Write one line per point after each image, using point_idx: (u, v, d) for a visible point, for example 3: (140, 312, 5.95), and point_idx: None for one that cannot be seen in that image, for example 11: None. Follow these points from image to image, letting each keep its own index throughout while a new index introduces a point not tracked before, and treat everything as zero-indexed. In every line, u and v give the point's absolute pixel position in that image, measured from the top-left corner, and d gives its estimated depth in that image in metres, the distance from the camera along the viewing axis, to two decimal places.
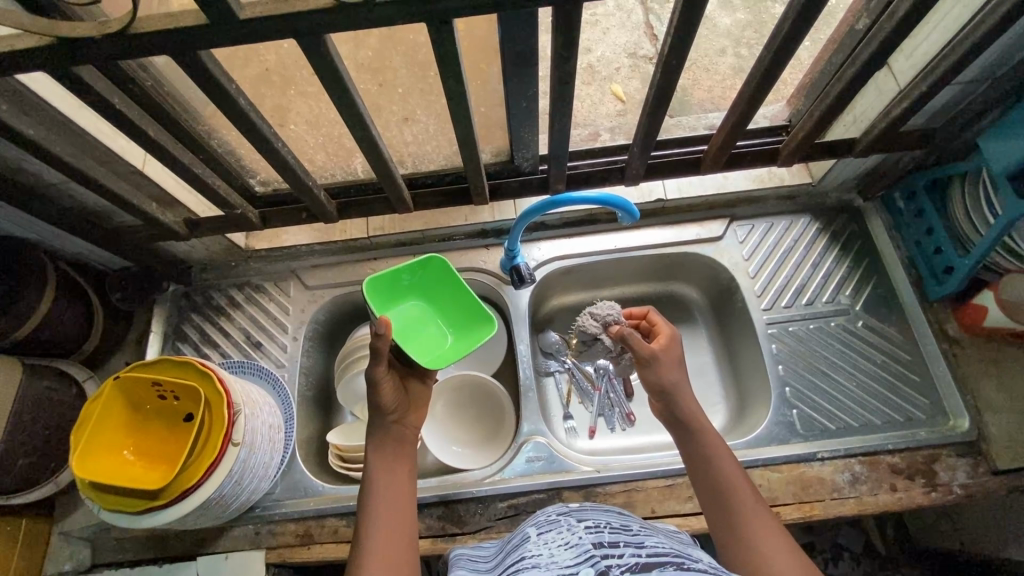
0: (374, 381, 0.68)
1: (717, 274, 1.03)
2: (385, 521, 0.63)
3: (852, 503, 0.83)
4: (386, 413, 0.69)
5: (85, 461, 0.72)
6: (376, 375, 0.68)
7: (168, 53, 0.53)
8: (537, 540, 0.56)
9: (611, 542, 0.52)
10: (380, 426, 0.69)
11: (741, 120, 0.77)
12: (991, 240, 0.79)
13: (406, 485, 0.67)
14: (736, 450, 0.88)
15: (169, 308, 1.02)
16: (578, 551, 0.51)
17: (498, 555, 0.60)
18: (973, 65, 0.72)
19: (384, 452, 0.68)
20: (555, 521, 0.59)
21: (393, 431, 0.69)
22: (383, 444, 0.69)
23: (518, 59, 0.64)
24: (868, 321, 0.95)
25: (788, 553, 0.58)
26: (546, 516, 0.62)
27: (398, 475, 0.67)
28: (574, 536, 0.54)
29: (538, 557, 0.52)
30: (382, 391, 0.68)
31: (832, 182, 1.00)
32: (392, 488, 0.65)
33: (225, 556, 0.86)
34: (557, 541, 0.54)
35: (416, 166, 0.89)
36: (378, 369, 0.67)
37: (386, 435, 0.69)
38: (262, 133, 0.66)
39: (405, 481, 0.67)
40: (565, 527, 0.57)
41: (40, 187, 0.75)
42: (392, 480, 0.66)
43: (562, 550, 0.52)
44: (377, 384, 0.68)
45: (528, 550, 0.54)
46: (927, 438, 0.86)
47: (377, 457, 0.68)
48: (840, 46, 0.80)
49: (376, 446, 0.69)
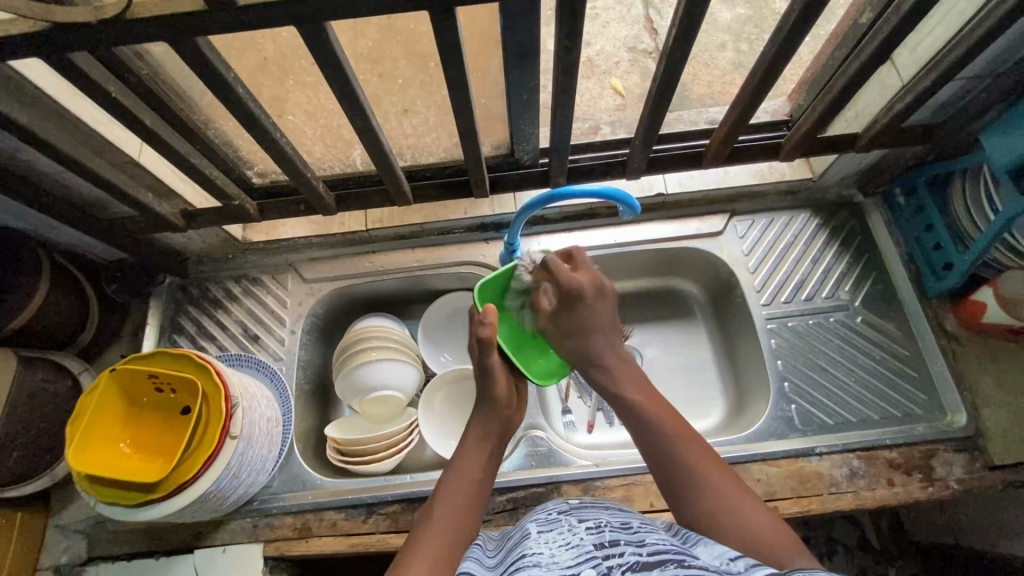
0: (489, 370, 0.72)
1: (716, 268, 1.03)
2: (459, 505, 0.61)
3: (849, 497, 0.84)
4: (499, 406, 0.72)
5: (81, 453, 0.71)
6: (490, 366, 0.72)
7: (165, 40, 0.52)
8: (538, 538, 0.55)
9: (611, 542, 0.52)
10: (496, 420, 0.71)
11: (744, 113, 0.77)
12: (991, 236, 0.79)
13: (487, 481, 0.66)
14: (734, 444, 0.88)
15: (165, 300, 1.02)
16: (579, 553, 0.51)
17: (500, 550, 0.60)
18: (976, 61, 0.71)
19: (484, 446, 0.69)
20: (555, 520, 0.59)
21: (500, 422, 0.71)
22: (484, 436, 0.70)
23: (521, 49, 0.63)
24: (867, 316, 0.95)
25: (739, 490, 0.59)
26: (546, 514, 0.61)
27: (485, 469, 0.66)
28: (575, 536, 0.54)
29: (539, 556, 0.51)
30: (496, 380, 0.72)
31: (832, 178, 1.00)
32: (475, 479, 0.65)
33: (223, 549, 0.86)
34: (558, 541, 0.54)
35: (416, 158, 0.92)
36: (493, 358, 0.72)
37: (489, 430, 0.71)
38: (261, 123, 0.65)
39: (489, 477, 0.67)
40: (566, 527, 0.57)
41: (34, 176, 0.74)
42: (481, 474, 0.66)
43: (563, 550, 0.52)
44: (491, 374, 0.72)
45: (528, 548, 0.54)
46: (924, 433, 0.86)
47: (473, 447, 0.69)
48: (843, 40, 0.79)
49: (479, 430, 0.70)
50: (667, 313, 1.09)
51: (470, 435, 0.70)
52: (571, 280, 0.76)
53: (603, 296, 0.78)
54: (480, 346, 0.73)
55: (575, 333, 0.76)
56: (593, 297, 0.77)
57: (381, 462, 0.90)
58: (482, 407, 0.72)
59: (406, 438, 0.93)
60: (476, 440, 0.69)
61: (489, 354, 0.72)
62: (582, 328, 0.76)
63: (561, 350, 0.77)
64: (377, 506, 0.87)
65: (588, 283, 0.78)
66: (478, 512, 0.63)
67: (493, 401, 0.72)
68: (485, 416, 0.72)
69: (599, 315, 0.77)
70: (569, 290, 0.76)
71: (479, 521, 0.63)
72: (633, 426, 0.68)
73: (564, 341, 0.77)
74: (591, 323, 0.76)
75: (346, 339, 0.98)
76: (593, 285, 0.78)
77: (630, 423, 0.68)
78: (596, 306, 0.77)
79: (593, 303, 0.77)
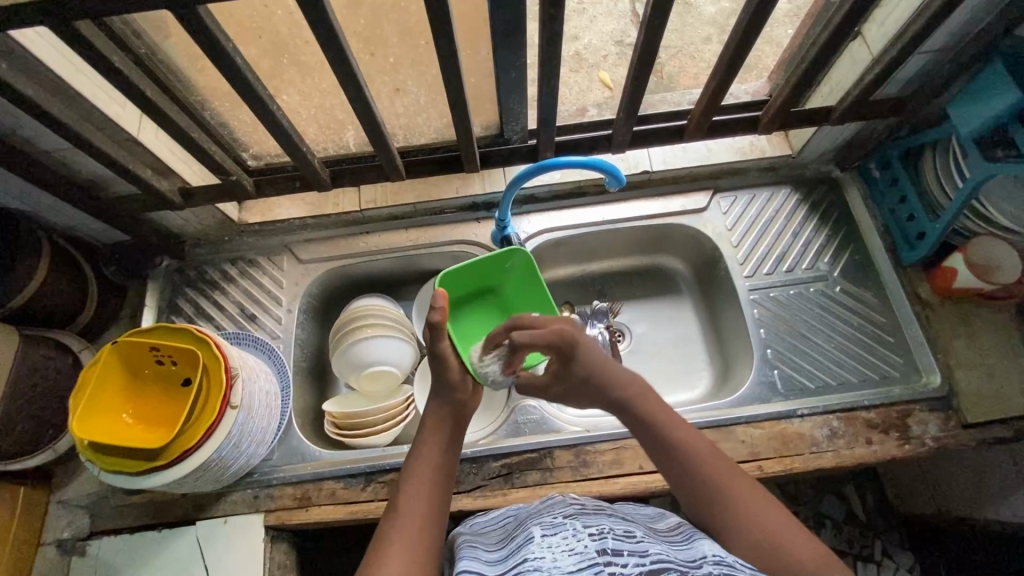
0: (441, 356, 0.72)
1: (701, 243, 1.06)
2: (421, 496, 0.62)
3: (830, 456, 0.87)
4: (454, 390, 0.72)
5: (84, 423, 0.73)
6: (443, 351, 0.71)
7: (166, 4, 0.55)
8: (540, 542, 0.55)
9: (614, 551, 0.52)
10: (448, 405, 0.71)
11: (721, 85, 0.80)
12: (959, 204, 0.83)
13: (446, 468, 0.67)
14: (720, 409, 0.91)
15: (162, 282, 1.03)
16: (581, 559, 0.51)
17: (502, 546, 0.59)
18: (938, 33, 0.75)
19: (438, 433, 0.69)
20: (559, 524, 0.59)
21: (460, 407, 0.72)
22: (439, 423, 0.70)
23: (507, 20, 0.66)
24: (846, 286, 0.99)
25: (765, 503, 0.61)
26: (551, 516, 0.61)
27: (442, 456, 0.67)
28: (577, 542, 0.54)
29: (541, 561, 0.52)
30: (450, 364, 0.72)
31: (810, 154, 1.03)
32: (433, 467, 0.65)
33: (224, 521, 0.88)
34: (561, 546, 0.54)
35: (408, 140, 0.97)
36: (445, 343, 0.71)
37: (443, 415, 0.71)
38: (257, 92, 0.68)
39: (449, 463, 0.68)
40: (569, 530, 0.57)
41: (35, 153, 0.76)
42: (438, 461, 0.67)
43: (565, 555, 0.52)
44: (444, 358, 0.72)
45: (530, 553, 0.54)
46: (900, 393, 0.90)
47: (429, 435, 0.69)
48: (816, 18, 0.82)
49: (429, 417, 0.71)
50: (655, 291, 1.12)
51: (425, 424, 0.70)
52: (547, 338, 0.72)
53: (578, 327, 0.75)
54: (432, 332, 0.71)
55: (593, 384, 0.73)
56: (580, 337, 0.74)
57: (382, 435, 0.93)
58: (438, 391, 0.72)
59: (406, 412, 0.96)
60: (431, 428, 0.69)
61: (440, 339, 0.71)
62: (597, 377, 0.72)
63: (587, 399, 0.75)
64: (375, 475, 0.90)
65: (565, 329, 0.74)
66: (444, 499, 0.64)
67: (447, 385, 0.72)
68: (440, 402, 0.72)
69: (599, 354, 0.74)
70: (561, 348, 0.72)
71: (445, 508, 0.63)
72: (661, 456, 0.66)
73: (591, 392, 0.74)
74: (596, 369, 0.73)
75: (344, 318, 1.00)
76: (568, 325, 0.74)
77: (655, 445, 0.67)
78: (588, 346, 0.73)
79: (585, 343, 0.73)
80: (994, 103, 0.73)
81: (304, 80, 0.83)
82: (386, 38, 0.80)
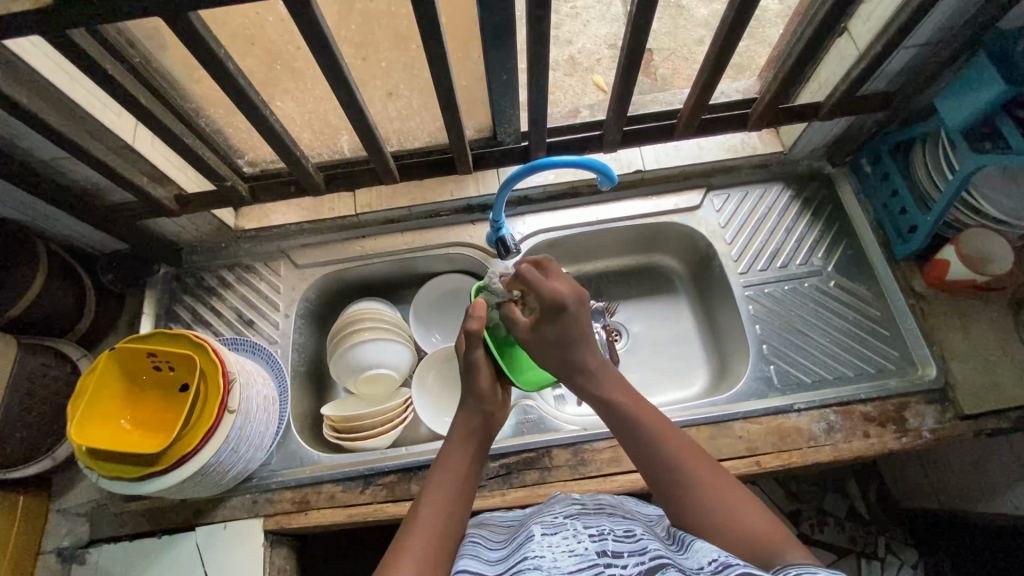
0: (474, 365, 0.72)
1: (695, 241, 1.06)
2: (445, 503, 0.62)
3: (828, 450, 0.87)
4: (484, 402, 0.70)
5: (82, 430, 0.74)
6: (475, 361, 0.72)
7: (158, 14, 0.57)
8: (541, 541, 0.55)
9: (614, 552, 0.52)
10: (478, 416, 0.70)
11: (707, 85, 0.81)
12: (948, 197, 0.83)
13: (473, 480, 0.66)
14: (715, 405, 0.91)
15: (160, 290, 1.04)
16: (581, 560, 0.51)
17: (501, 546, 0.59)
18: (923, 28, 0.76)
19: (468, 445, 0.68)
20: (560, 523, 0.59)
21: (487, 419, 0.70)
22: (468, 435, 0.68)
23: (495, 25, 0.68)
24: (840, 281, 0.99)
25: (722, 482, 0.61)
26: (551, 516, 0.61)
27: (470, 468, 0.66)
28: (577, 543, 0.54)
29: (540, 559, 0.52)
30: (479, 375, 0.72)
31: (801, 151, 1.04)
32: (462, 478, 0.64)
33: (223, 526, 0.88)
34: (561, 546, 0.54)
35: (403, 143, 0.97)
36: (477, 352, 0.72)
37: (472, 426, 0.70)
38: (250, 99, 0.69)
39: (474, 474, 0.66)
40: (569, 531, 0.56)
41: (32, 163, 0.77)
42: (465, 471, 0.65)
43: (564, 556, 0.52)
44: (476, 367, 0.72)
45: (530, 551, 0.54)
46: (896, 386, 0.90)
47: (458, 445, 0.68)
48: (802, 15, 0.83)
49: (460, 429, 0.70)
50: (650, 289, 1.13)
51: (454, 436, 0.69)
52: (549, 292, 0.69)
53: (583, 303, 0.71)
54: (468, 339, 0.73)
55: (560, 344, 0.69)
56: (575, 307, 0.70)
57: (382, 437, 0.93)
58: (468, 402, 0.71)
59: (404, 414, 0.96)
60: (460, 438, 0.68)
61: (474, 349, 0.73)
62: (565, 338, 0.69)
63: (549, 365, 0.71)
64: (374, 478, 0.90)
65: (568, 292, 0.70)
66: (466, 508, 0.63)
67: (476, 396, 0.71)
68: (470, 412, 0.70)
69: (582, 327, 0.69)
70: (551, 303, 0.69)
71: (466, 516, 0.63)
72: (616, 426, 0.67)
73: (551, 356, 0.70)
74: (568, 335, 0.69)
75: (340, 323, 1.01)
76: (573, 293, 0.70)
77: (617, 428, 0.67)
78: (575, 315, 0.69)
79: (577, 314, 0.70)
80: (979, 95, 0.74)
81: (298, 86, 0.84)
82: (378, 43, 0.80)
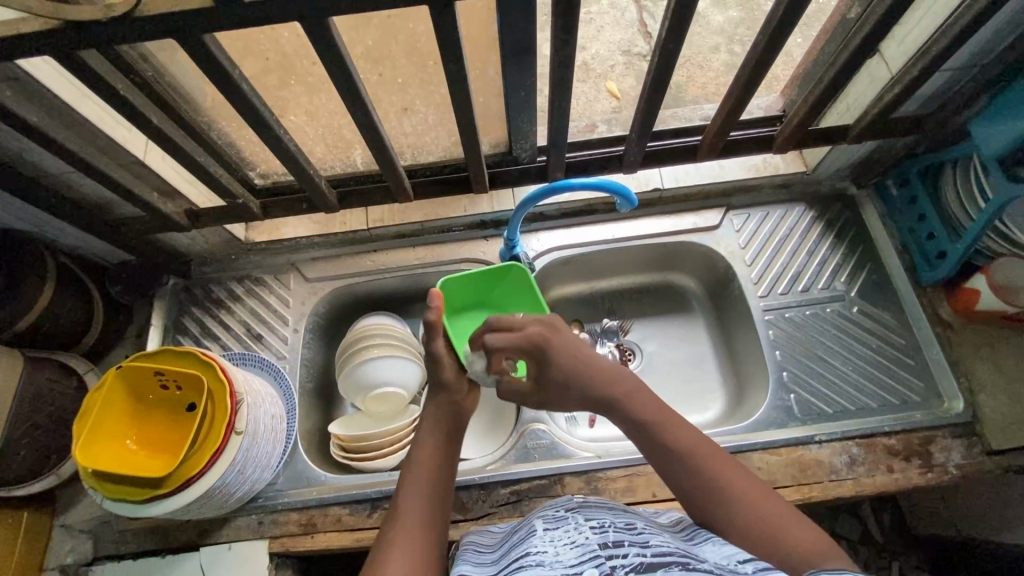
0: (434, 357, 0.71)
1: (715, 262, 1.04)
2: (423, 497, 0.62)
3: (849, 484, 0.85)
4: (449, 391, 0.71)
5: (87, 451, 0.72)
6: (434, 351, 0.70)
7: (172, 36, 0.55)
8: (543, 536, 0.53)
9: (615, 543, 0.50)
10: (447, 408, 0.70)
11: (734, 107, 0.79)
12: (982, 224, 0.80)
13: (448, 470, 0.66)
14: (734, 434, 0.89)
15: (168, 301, 1.02)
16: (583, 551, 0.49)
17: (498, 548, 0.58)
18: (961, 52, 0.73)
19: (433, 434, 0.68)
20: (562, 517, 0.57)
21: (455, 408, 0.70)
22: (437, 425, 0.69)
23: (517, 46, 0.66)
24: (863, 306, 0.96)
25: (747, 480, 0.60)
26: (554, 510, 0.59)
27: (443, 457, 0.66)
28: (580, 535, 0.52)
29: (543, 555, 0.50)
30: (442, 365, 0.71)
31: (825, 172, 1.01)
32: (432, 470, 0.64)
33: (228, 547, 0.86)
34: (563, 540, 0.52)
35: (416, 158, 0.93)
36: (436, 344, 0.70)
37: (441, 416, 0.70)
38: (266, 120, 0.68)
39: (449, 464, 0.67)
40: (572, 524, 0.55)
41: (40, 177, 0.75)
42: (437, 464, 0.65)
43: (567, 549, 0.50)
44: (438, 361, 0.71)
45: (532, 546, 0.52)
46: (922, 420, 0.87)
47: (427, 436, 0.68)
48: (832, 35, 0.80)
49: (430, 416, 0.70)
50: (665, 310, 1.10)
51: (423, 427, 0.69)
52: (521, 340, 0.71)
53: (556, 329, 0.72)
54: (427, 330, 0.71)
55: (566, 380, 0.69)
56: (553, 338, 0.71)
57: (387, 458, 0.90)
58: (431, 396, 0.72)
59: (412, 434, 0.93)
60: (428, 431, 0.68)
61: (434, 338, 0.70)
62: (569, 375, 0.69)
63: (569, 404, 0.72)
64: (382, 501, 0.88)
65: (536, 329, 0.71)
66: (445, 500, 0.63)
67: (440, 386, 0.71)
68: (438, 404, 0.71)
69: (571, 348, 0.70)
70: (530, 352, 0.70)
71: (447, 508, 0.63)
72: (640, 435, 0.65)
73: (570, 397, 0.71)
74: (571, 367, 0.69)
75: (351, 337, 0.99)
76: (542, 327, 0.72)
77: (640, 439, 0.65)
78: (558, 347, 0.70)
79: (557, 341, 0.70)
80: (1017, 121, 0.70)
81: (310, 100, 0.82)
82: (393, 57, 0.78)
